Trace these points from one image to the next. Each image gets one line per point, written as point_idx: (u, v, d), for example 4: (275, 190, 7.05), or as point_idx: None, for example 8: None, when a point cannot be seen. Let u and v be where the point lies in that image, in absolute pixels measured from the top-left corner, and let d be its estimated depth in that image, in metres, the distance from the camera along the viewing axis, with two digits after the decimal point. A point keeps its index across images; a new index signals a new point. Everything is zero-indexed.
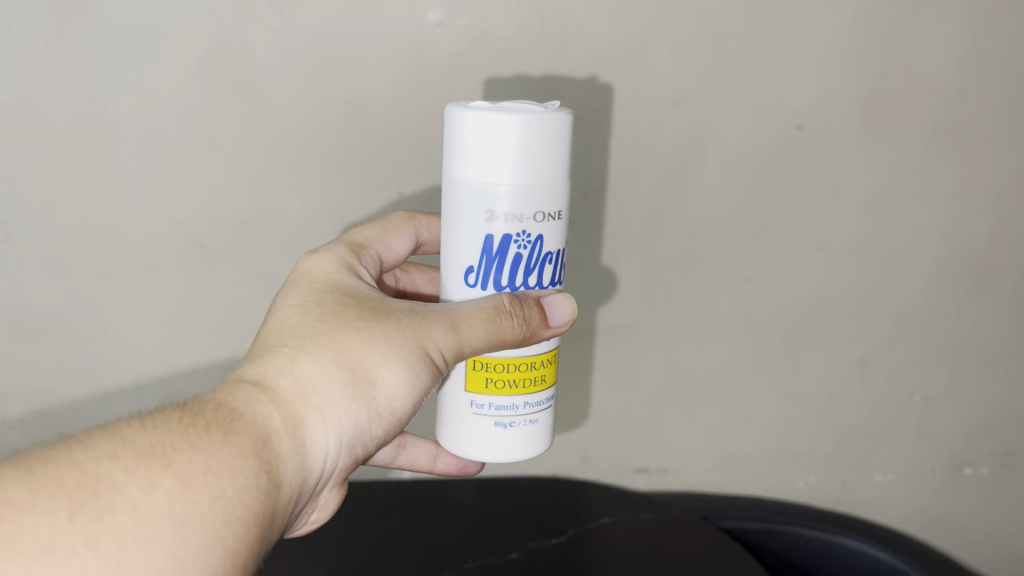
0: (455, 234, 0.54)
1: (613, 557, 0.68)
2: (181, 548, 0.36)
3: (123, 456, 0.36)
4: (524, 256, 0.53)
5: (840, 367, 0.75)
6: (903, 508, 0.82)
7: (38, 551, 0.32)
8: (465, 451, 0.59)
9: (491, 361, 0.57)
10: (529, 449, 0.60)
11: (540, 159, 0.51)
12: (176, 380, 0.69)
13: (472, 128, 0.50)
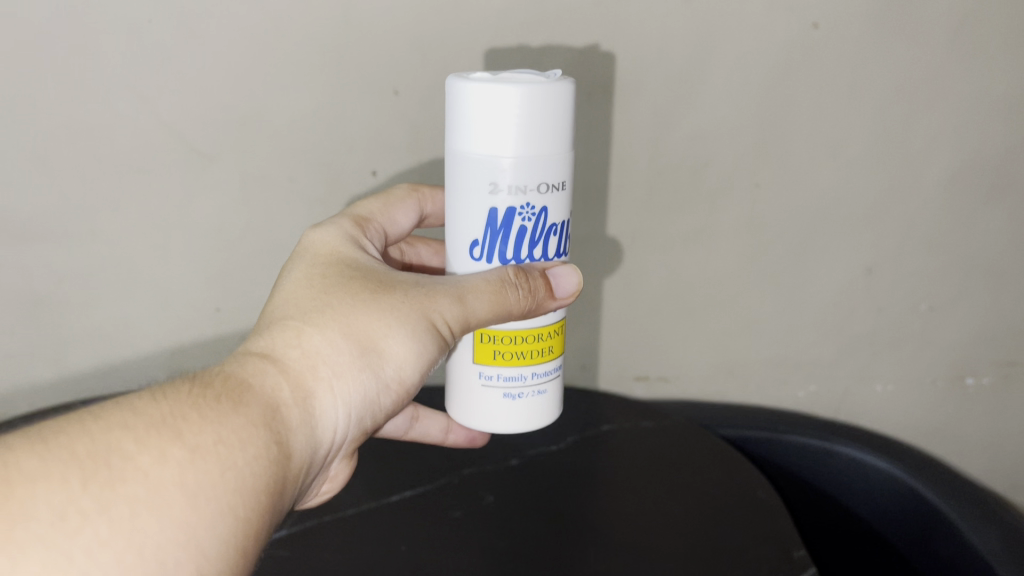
0: (458, 208, 0.54)
1: (612, 464, 0.68)
2: (194, 518, 0.35)
3: (133, 425, 0.36)
4: (528, 229, 0.53)
5: (848, 274, 0.76)
6: (904, 416, 0.84)
7: (51, 518, 0.32)
8: (474, 421, 0.60)
9: (497, 335, 0.57)
10: (539, 419, 0.60)
11: (542, 132, 0.50)
12: (173, 289, 0.71)
13: (474, 100, 0.50)
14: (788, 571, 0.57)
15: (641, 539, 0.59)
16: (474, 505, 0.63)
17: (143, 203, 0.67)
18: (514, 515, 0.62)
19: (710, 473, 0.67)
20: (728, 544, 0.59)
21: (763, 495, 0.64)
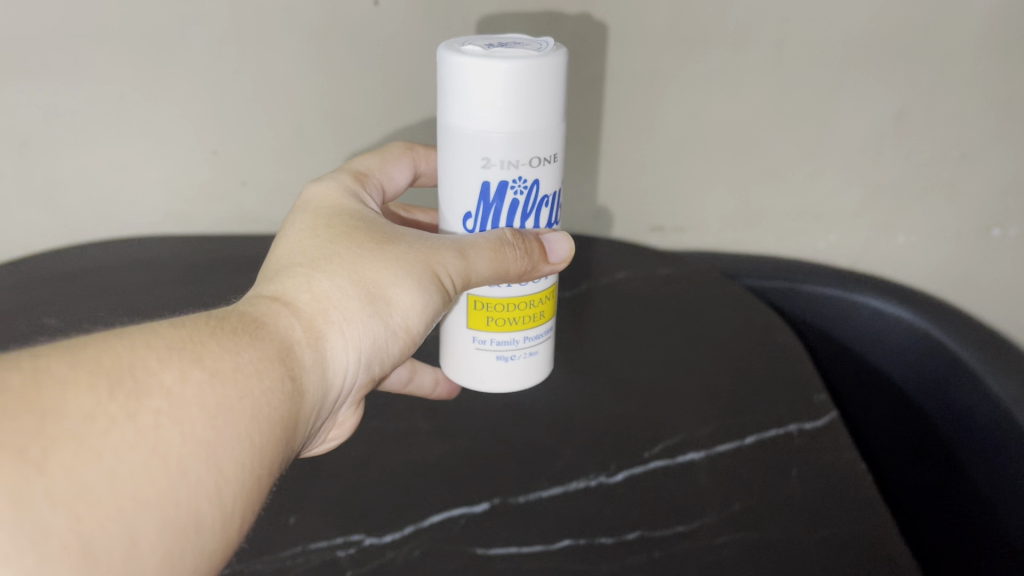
0: (451, 180, 0.55)
1: (631, 314, 0.78)
2: (213, 436, 0.37)
3: (155, 346, 0.37)
4: (518, 201, 0.55)
5: (876, 116, 0.80)
6: (927, 266, 0.90)
7: (82, 418, 0.33)
8: (470, 383, 0.62)
9: (486, 300, 0.58)
10: (530, 379, 0.62)
11: (533, 111, 0.51)
12: (185, 123, 0.78)
13: (468, 75, 0.50)
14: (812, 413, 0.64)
15: (658, 388, 0.68)
16: None
17: (152, 40, 0.73)
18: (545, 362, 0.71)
19: (731, 318, 0.77)
20: (739, 382, 0.68)
21: (781, 339, 0.73)
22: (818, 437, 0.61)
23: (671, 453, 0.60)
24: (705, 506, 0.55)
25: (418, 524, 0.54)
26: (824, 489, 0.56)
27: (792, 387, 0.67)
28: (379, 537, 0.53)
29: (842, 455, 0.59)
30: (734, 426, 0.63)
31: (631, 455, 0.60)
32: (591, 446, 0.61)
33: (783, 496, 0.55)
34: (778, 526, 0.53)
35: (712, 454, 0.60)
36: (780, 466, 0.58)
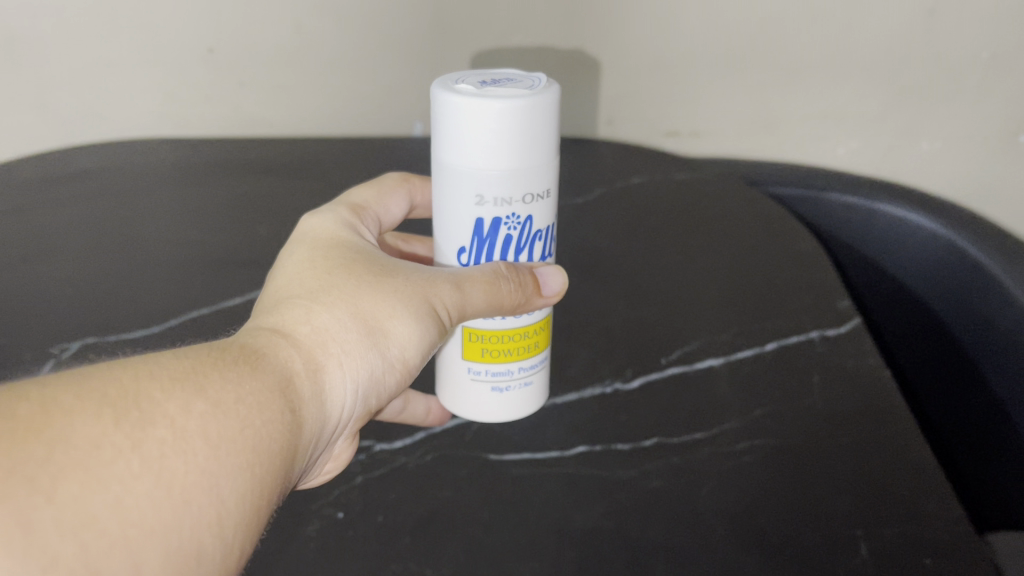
0: (448, 218, 0.64)
1: (658, 214, 0.93)
2: (216, 464, 0.46)
3: (160, 379, 0.47)
4: (510, 236, 0.64)
5: (909, 12, 0.97)
6: (954, 167, 1.09)
7: (90, 447, 0.42)
8: (467, 410, 0.70)
9: (481, 333, 0.66)
10: (525, 407, 0.70)
11: (533, 144, 0.59)
12: (257, 21, 0.96)
13: (463, 116, 0.58)
14: (829, 327, 0.77)
15: (663, 297, 0.82)
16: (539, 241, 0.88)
17: None
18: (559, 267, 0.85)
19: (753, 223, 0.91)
20: (729, 306, 0.80)
21: (803, 246, 0.87)
22: (787, 380, 0.72)
23: (656, 368, 0.74)
24: (669, 457, 0.65)
25: (428, 432, 0.70)
26: (814, 438, 0.66)
27: (766, 317, 0.78)
28: (390, 443, 0.69)
29: (808, 421, 0.68)
30: (746, 337, 0.76)
31: (618, 372, 0.74)
32: (616, 349, 0.76)
33: (740, 459, 0.65)
34: (727, 484, 0.63)
35: (731, 362, 0.74)
36: (745, 415, 0.69)
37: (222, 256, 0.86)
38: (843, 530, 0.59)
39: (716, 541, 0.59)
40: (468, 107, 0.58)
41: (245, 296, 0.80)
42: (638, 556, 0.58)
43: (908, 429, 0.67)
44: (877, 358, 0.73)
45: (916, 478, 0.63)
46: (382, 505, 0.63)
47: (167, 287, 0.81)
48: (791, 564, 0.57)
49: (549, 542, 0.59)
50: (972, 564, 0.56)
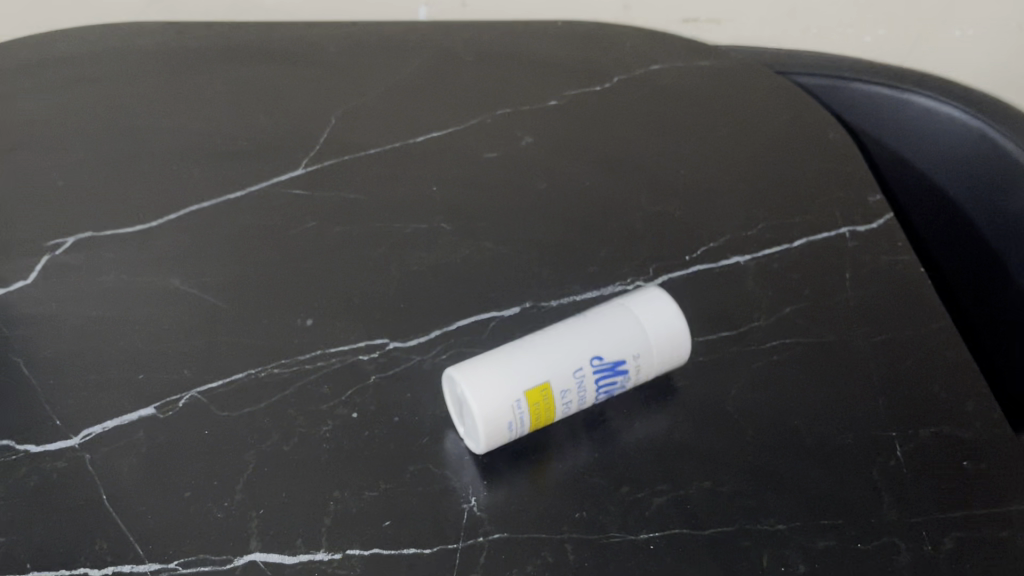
0: (514, 373, 0.56)
1: (676, 100, 0.86)
2: None
3: None
4: (616, 381, 0.58)
5: None
6: (984, 55, 1.05)
7: None
8: (473, 407, 0.54)
9: (558, 384, 0.56)
10: (498, 441, 0.56)
11: (663, 357, 0.59)
12: None
13: (641, 307, 0.59)
14: (862, 217, 0.73)
15: (689, 194, 0.76)
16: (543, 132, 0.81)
17: None
18: (575, 161, 0.79)
19: (773, 106, 0.85)
20: (759, 203, 0.75)
21: (833, 136, 0.82)
22: (819, 276, 0.68)
23: (680, 266, 0.69)
24: (695, 357, 0.62)
25: (444, 329, 0.64)
26: (838, 343, 0.63)
27: (796, 211, 0.74)
28: (404, 341, 0.63)
29: (841, 322, 0.65)
30: (776, 231, 0.72)
31: (639, 270, 0.69)
32: (636, 239, 0.72)
33: (769, 360, 0.62)
34: (757, 384, 0.60)
35: (758, 257, 0.70)
36: (773, 313, 0.65)
37: (216, 145, 0.79)
38: (879, 432, 0.57)
39: (748, 443, 0.57)
40: (648, 307, 0.59)
41: (247, 189, 0.75)
42: (663, 459, 0.56)
43: (943, 329, 0.64)
44: (911, 256, 0.70)
45: (950, 374, 0.61)
46: (399, 407, 0.59)
47: (163, 179, 0.76)
48: (824, 469, 0.55)
49: (571, 448, 0.57)
50: (1008, 465, 0.56)
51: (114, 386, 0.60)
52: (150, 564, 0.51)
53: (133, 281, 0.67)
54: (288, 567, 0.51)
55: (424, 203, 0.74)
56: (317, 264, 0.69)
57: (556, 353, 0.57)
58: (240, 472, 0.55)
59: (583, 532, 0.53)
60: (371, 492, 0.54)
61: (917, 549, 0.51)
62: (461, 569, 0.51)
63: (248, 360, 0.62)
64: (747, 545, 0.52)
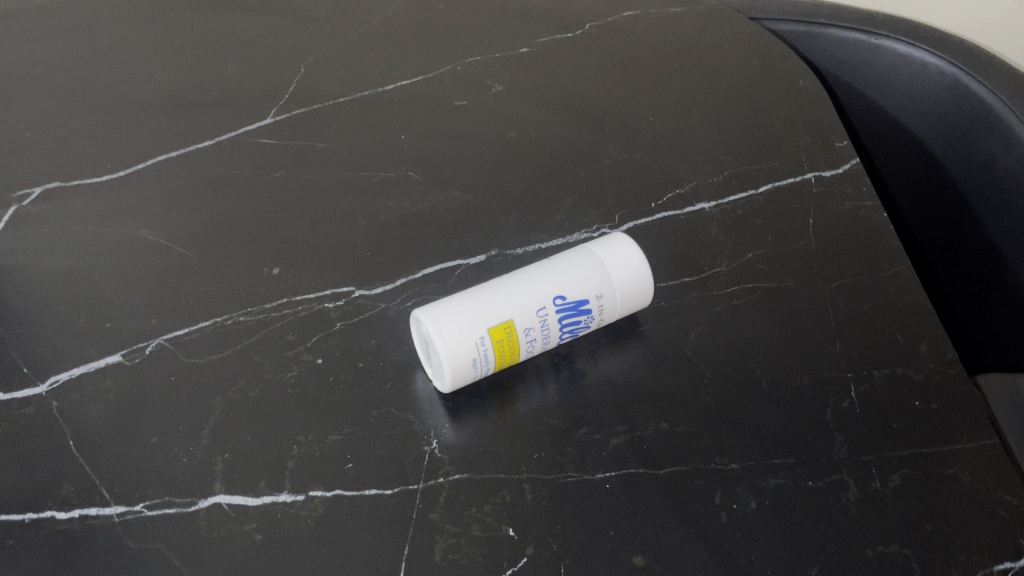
0: (478, 314, 0.56)
1: (648, 45, 0.85)
2: None
3: None
4: (580, 321, 0.59)
5: None
6: None
7: None
8: (439, 346, 0.54)
9: (521, 322, 0.56)
10: (459, 382, 0.56)
11: (626, 297, 0.59)
12: None
13: (610, 247, 0.60)
14: (826, 165, 0.73)
15: (657, 141, 0.76)
16: (513, 81, 0.81)
17: None
18: (544, 109, 0.78)
19: (743, 52, 0.85)
20: (727, 149, 0.75)
21: (802, 83, 0.81)
22: (783, 221, 0.69)
23: (645, 213, 0.70)
24: (657, 302, 0.63)
25: (409, 277, 0.65)
26: (796, 287, 0.64)
27: (762, 158, 0.74)
28: (369, 289, 0.64)
29: (802, 266, 0.65)
30: (742, 178, 0.72)
31: (606, 218, 0.69)
32: (603, 187, 0.72)
33: (729, 305, 0.63)
34: (718, 328, 0.61)
35: (722, 204, 0.70)
36: (736, 259, 0.66)
37: (185, 94, 0.79)
38: (834, 373, 0.58)
39: (706, 386, 0.58)
40: (615, 247, 0.60)
41: (216, 139, 0.75)
42: (622, 401, 0.57)
43: (903, 274, 0.65)
44: (874, 201, 0.70)
45: (906, 316, 0.62)
46: (363, 352, 0.60)
47: (131, 130, 0.75)
48: (779, 410, 0.56)
49: (533, 392, 0.58)
50: (958, 403, 0.57)
51: (81, 335, 0.61)
52: (116, 507, 0.52)
53: (100, 232, 0.67)
54: (251, 508, 0.52)
55: (392, 151, 0.74)
56: (284, 214, 0.69)
57: (520, 293, 0.57)
58: (206, 417, 0.56)
59: (541, 471, 0.54)
60: (334, 436, 0.55)
61: (865, 486, 0.53)
62: (421, 508, 0.52)
63: (214, 308, 0.62)
64: (699, 484, 0.53)
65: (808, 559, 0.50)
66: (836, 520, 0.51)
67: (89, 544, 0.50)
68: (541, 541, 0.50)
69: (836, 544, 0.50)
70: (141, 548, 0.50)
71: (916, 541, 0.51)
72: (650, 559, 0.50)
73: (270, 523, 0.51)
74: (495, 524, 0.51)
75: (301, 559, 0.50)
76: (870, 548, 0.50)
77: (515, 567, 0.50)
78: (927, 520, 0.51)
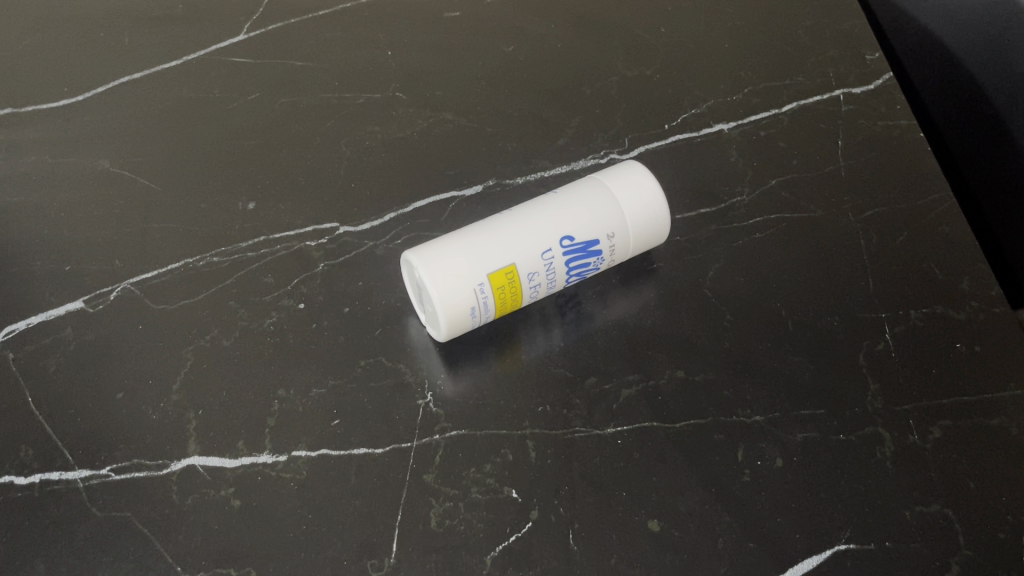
0: (477, 258, 0.50)
1: None
2: None
3: None
4: (589, 262, 0.53)
5: None
6: None
7: None
8: (434, 294, 0.49)
9: (525, 267, 0.51)
10: (455, 331, 0.51)
11: (639, 236, 0.54)
12: None
13: (623, 180, 0.54)
14: (856, 81, 0.66)
15: (671, 56, 0.69)
16: None
17: None
18: (545, 21, 0.71)
19: None
20: (747, 64, 0.68)
21: None
22: (810, 144, 0.62)
23: (658, 136, 0.63)
24: (673, 237, 0.57)
25: (399, 211, 0.59)
26: (825, 218, 0.58)
27: (786, 73, 0.67)
28: (355, 225, 0.58)
29: (831, 194, 0.59)
30: (765, 96, 0.66)
31: (614, 142, 0.63)
32: (612, 108, 0.65)
33: (751, 239, 0.57)
34: (739, 264, 0.56)
35: (743, 126, 0.64)
36: (758, 187, 0.60)
37: (149, 7, 0.71)
38: (868, 314, 0.53)
39: (726, 329, 0.53)
40: (629, 181, 0.53)
41: (184, 58, 0.68)
42: (634, 347, 0.52)
43: (942, 202, 0.59)
44: (910, 120, 0.64)
45: (947, 248, 0.56)
46: (349, 296, 0.54)
47: (90, 49, 0.68)
48: (806, 355, 0.51)
49: (537, 337, 0.53)
50: (1005, 346, 0.52)
51: (39, 279, 0.55)
52: (80, 470, 0.47)
53: (58, 163, 0.61)
54: (228, 471, 0.47)
55: (379, 70, 0.67)
56: (260, 141, 0.63)
57: (523, 233, 0.51)
58: (177, 370, 0.51)
59: (546, 426, 0.49)
60: (318, 389, 0.50)
61: (902, 439, 0.48)
62: (415, 469, 0.47)
63: (185, 248, 0.57)
64: (720, 439, 0.48)
65: (839, 520, 0.45)
66: (870, 477, 0.47)
67: (52, 512, 0.46)
68: (547, 504, 0.46)
69: (870, 505, 0.46)
70: (109, 516, 0.46)
71: (958, 501, 0.46)
72: (666, 523, 0.45)
73: (248, 487, 0.47)
74: (496, 485, 0.47)
75: (284, 526, 0.45)
76: (908, 508, 0.46)
77: (519, 532, 0.45)
78: (970, 477, 0.47)
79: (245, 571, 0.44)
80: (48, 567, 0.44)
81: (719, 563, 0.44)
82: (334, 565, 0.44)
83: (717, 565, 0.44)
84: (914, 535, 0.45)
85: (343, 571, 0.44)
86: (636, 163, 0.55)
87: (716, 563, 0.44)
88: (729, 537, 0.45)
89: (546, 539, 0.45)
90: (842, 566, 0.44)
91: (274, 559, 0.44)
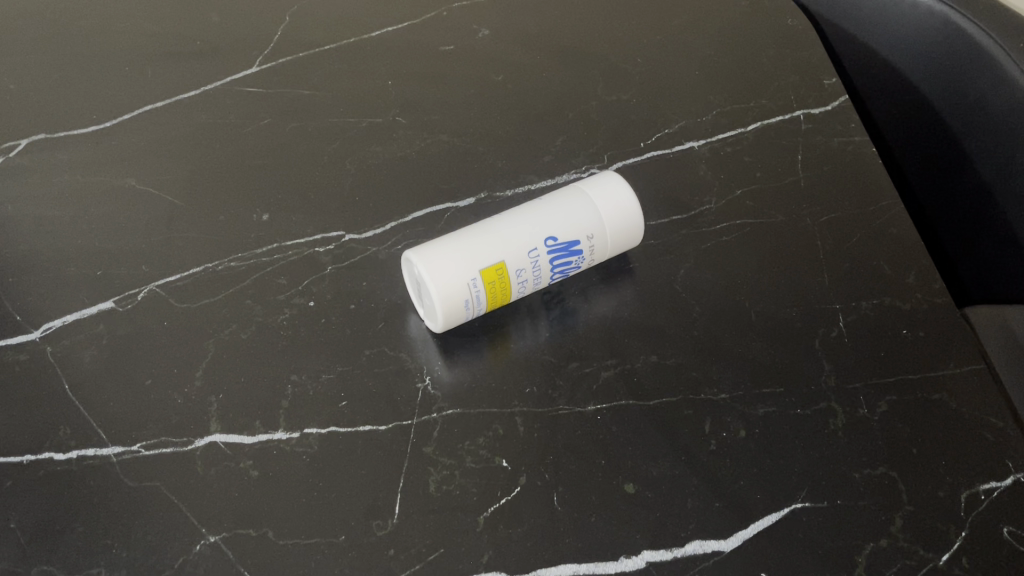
0: (471, 257, 0.56)
1: None
2: None
3: None
4: (571, 261, 0.59)
5: None
6: None
7: None
8: (432, 287, 0.55)
9: (513, 264, 0.57)
10: (450, 322, 0.57)
11: (616, 237, 0.60)
12: None
13: (600, 188, 0.60)
14: (813, 104, 0.73)
15: (646, 82, 0.75)
16: (499, 27, 0.80)
17: None
18: (532, 53, 0.78)
19: None
20: (716, 89, 0.75)
21: (791, 22, 0.81)
22: (772, 159, 0.69)
23: (635, 153, 0.70)
24: (647, 241, 0.63)
25: (399, 221, 0.65)
26: (785, 223, 0.64)
27: (751, 97, 0.74)
28: (360, 233, 0.64)
29: (791, 202, 0.66)
30: (732, 117, 0.72)
31: (595, 158, 0.69)
32: (592, 129, 0.72)
33: (718, 241, 0.63)
34: (706, 264, 0.62)
35: (711, 143, 0.70)
36: (725, 196, 0.66)
37: (171, 45, 0.78)
38: (823, 305, 0.59)
39: (695, 320, 0.58)
40: (606, 188, 0.60)
41: (201, 89, 0.74)
42: (612, 336, 0.58)
43: (891, 208, 0.65)
44: (863, 137, 0.70)
45: (895, 247, 0.62)
46: (354, 294, 0.60)
47: (116, 82, 0.75)
48: (767, 341, 0.57)
49: (525, 329, 0.58)
50: (947, 331, 0.57)
51: (73, 283, 0.61)
52: (114, 447, 0.52)
53: (88, 181, 0.67)
54: (247, 447, 0.52)
55: (381, 97, 0.74)
56: (272, 161, 0.69)
57: (511, 234, 0.57)
58: (200, 360, 0.56)
59: (533, 405, 0.54)
60: (327, 375, 0.56)
61: (854, 412, 0.53)
62: (416, 442, 0.52)
63: (205, 254, 0.62)
64: (689, 414, 0.53)
65: (796, 483, 0.51)
66: (824, 446, 0.52)
67: (88, 483, 0.51)
68: (534, 471, 0.51)
69: (825, 469, 0.51)
70: (141, 485, 0.51)
71: (902, 465, 0.51)
72: (641, 486, 0.50)
73: (265, 460, 0.52)
74: (488, 456, 0.52)
75: (298, 492, 0.50)
76: (857, 471, 0.51)
77: (508, 496, 0.50)
78: (913, 443, 0.52)
79: (263, 531, 0.49)
80: (86, 530, 0.49)
81: (688, 520, 0.49)
82: (343, 525, 0.49)
83: (686, 522, 0.49)
84: (863, 494, 0.50)
85: (351, 530, 0.49)
86: (613, 174, 0.61)
87: (686, 520, 0.49)
88: (698, 497, 0.50)
89: (533, 501, 0.50)
90: (798, 521, 0.49)
91: (289, 520, 0.49)
